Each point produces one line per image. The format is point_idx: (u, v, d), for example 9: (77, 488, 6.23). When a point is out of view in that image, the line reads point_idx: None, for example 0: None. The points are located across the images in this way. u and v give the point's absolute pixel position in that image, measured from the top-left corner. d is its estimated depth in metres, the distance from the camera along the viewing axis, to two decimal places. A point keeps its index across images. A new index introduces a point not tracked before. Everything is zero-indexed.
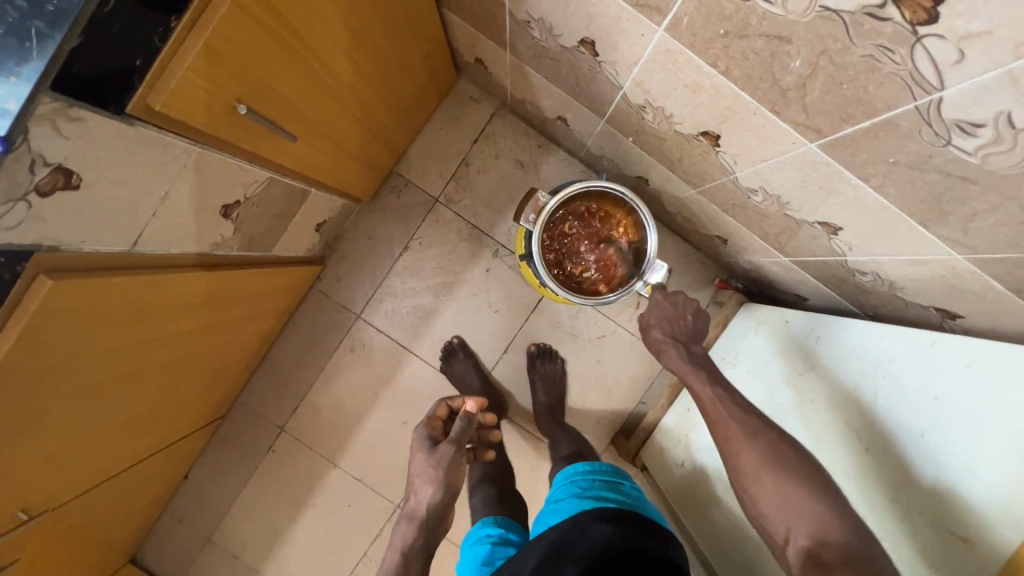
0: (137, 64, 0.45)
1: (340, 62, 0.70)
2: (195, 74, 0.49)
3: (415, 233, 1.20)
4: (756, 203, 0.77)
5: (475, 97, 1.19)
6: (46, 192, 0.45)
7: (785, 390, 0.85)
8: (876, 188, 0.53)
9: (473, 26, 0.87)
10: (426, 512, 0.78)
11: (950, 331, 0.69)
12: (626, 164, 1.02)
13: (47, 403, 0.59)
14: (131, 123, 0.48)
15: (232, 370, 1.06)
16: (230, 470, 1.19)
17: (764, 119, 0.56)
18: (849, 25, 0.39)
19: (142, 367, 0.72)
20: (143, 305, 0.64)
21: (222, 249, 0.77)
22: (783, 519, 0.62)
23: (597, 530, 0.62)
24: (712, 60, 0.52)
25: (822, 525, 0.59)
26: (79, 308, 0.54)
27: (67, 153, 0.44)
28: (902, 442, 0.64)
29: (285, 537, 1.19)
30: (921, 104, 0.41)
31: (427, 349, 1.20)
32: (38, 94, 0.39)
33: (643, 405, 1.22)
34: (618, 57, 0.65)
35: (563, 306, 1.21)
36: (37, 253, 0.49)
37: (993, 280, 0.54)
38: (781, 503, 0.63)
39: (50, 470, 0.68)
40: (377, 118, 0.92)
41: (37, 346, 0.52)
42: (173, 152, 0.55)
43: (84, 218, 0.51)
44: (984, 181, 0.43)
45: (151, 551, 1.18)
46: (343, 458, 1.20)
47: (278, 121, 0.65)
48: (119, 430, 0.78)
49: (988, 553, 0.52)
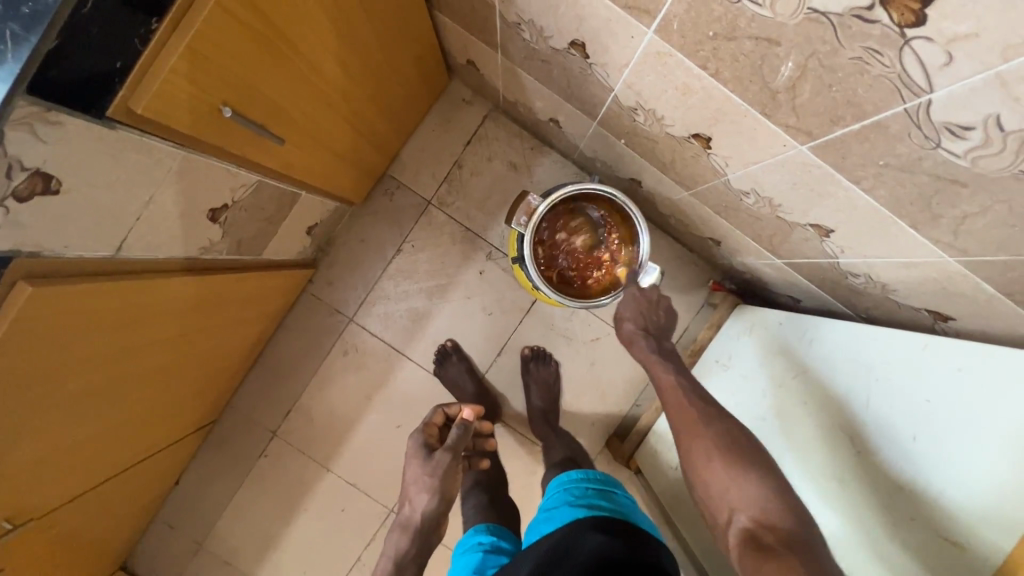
0: (118, 66, 0.44)
1: (328, 64, 0.69)
2: (178, 76, 0.48)
3: (408, 235, 1.19)
4: (748, 205, 0.77)
5: (467, 99, 1.19)
6: (24, 198, 0.44)
7: (778, 393, 0.84)
8: (867, 190, 0.53)
9: (463, 28, 0.87)
10: (421, 520, 0.78)
11: (942, 333, 0.69)
12: (618, 166, 1.01)
13: (29, 411, 0.58)
14: (112, 126, 0.48)
15: (222, 374, 1.05)
16: (221, 475, 1.19)
17: (754, 122, 0.56)
18: (837, 27, 0.38)
19: (128, 373, 0.72)
20: (128, 311, 0.63)
21: (210, 253, 0.76)
22: (742, 510, 0.63)
23: (590, 540, 0.62)
24: (702, 63, 0.52)
25: (787, 520, 0.59)
26: (61, 315, 0.53)
27: (45, 158, 0.44)
28: (893, 445, 0.63)
29: (278, 542, 1.18)
30: (910, 107, 0.40)
31: (420, 352, 1.20)
32: (13, 97, 0.38)
33: (637, 408, 1.21)
34: (609, 59, 0.64)
35: (557, 309, 1.21)
36: (16, 259, 0.48)
37: (984, 282, 0.54)
38: (755, 495, 0.63)
39: (34, 478, 0.68)
40: (367, 120, 0.92)
41: (18, 353, 0.52)
42: (157, 156, 0.55)
43: (64, 223, 0.50)
44: (974, 184, 0.43)
45: (141, 558, 1.17)
46: (336, 463, 1.19)
47: (265, 124, 0.65)
48: (105, 437, 0.77)
49: (980, 558, 0.52)
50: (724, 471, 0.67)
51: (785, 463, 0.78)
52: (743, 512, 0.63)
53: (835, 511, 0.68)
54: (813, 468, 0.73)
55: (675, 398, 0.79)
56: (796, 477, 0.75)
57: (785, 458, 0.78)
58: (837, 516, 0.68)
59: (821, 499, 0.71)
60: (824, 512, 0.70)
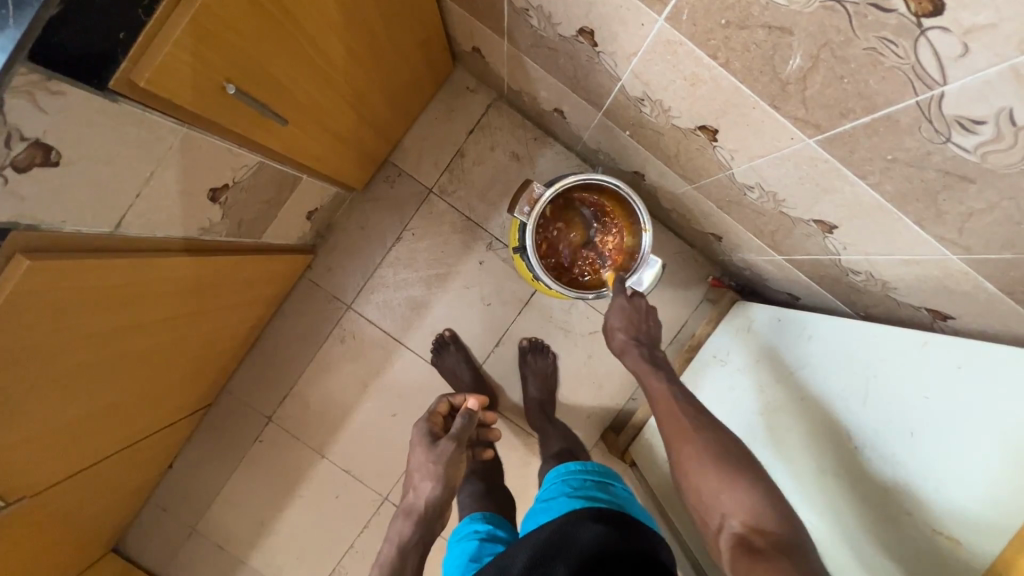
0: (121, 38, 0.44)
1: (332, 45, 0.68)
2: (183, 50, 0.48)
3: (409, 223, 1.19)
4: (751, 200, 0.76)
5: (471, 88, 1.18)
6: (24, 168, 0.44)
7: (776, 390, 0.85)
8: (874, 185, 0.53)
9: (470, 15, 0.86)
10: (425, 505, 0.77)
11: (941, 331, 0.69)
12: (622, 158, 1.01)
13: (23, 390, 0.58)
14: (115, 99, 0.47)
15: (219, 358, 1.04)
16: (215, 460, 1.18)
17: (763, 115, 0.55)
18: (853, 16, 0.38)
19: (125, 352, 0.71)
20: (125, 289, 0.63)
21: (209, 234, 0.76)
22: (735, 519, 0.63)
23: (587, 530, 0.61)
24: (713, 52, 0.52)
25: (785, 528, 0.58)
26: (59, 290, 0.53)
27: (45, 129, 0.43)
28: (891, 442, 0.63)
29: (271, 528, 1.18)
30: (922, 100, 0.40)
31: (417, 341, 1.19)
32: (13, 65, 0.38)
33: (633, 402, 1.22)
34: (617, 48, 0.64)
35: (555, 301, 1.20)
36: (15, 232, 0.47)
37: (986, 281, 0.54)
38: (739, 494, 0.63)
39: (28, 457, 0.67)
40: (370, 106, 0.91)
41: (10, 331, 0.51)
42: (159, 132, 0.54)
43: (64, 196, 0.49)
44: (982, 180, 0.43)
45: (131, 541, 1.17)
46: (330, 450, 1.19)
47: (267, 103, 0.64)
48: (99, 417, 0.77)
49: (966, 559, 0.53)
50: (705, 463, 0.69)
51: (779, 463, 0.79)
52: (737, 524, 0.62)
53: (831, 505, 0.69)
54: (809, 462, 0.74)
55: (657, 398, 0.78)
56: (791, 474, 0.76)
57: (779, 454, 0.79)
58: (827, 509, 0.69)
59: (812, 492, 0.72)
60: (815, 504, 0.72)
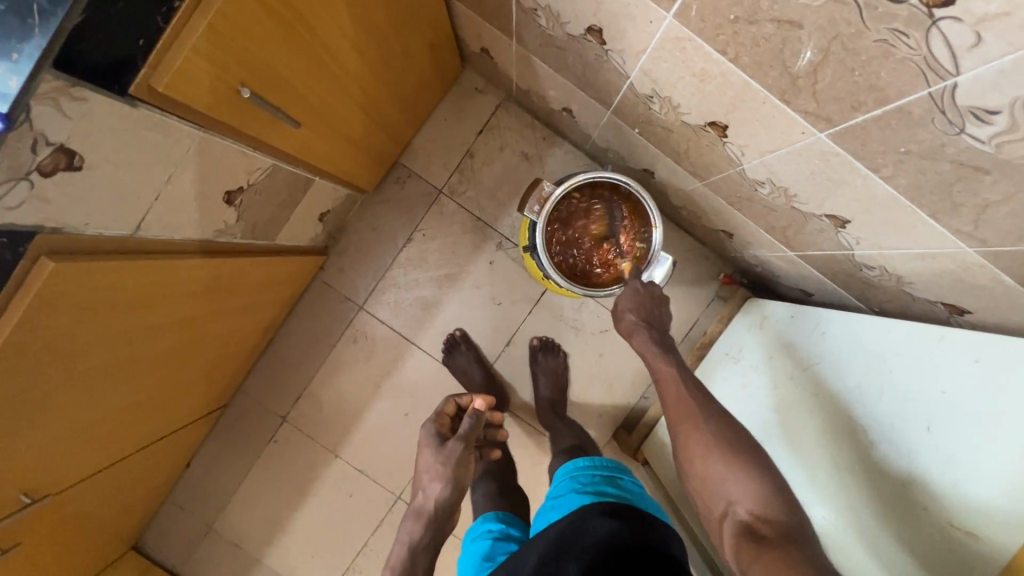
0: (141, 45, 0.45)
1: (343, 49, 0.69)
2: (200, 56, 0.49)
3: (419, 224, 1.19)
4: (762, 196, 0.76)
5: (479, 89, 1.19)
6: (49, 173, 0.45)
7: (790, 386, 0.85)
8: (887, 178, 0.52)
9: (478, 15, 0.87)
10: (434, 507, 0.77)
11: (958, 326, 0.68)
12: (631, 157, 1.01)
13: (46, 389, 0.59)
14: (135, 104, 0.48)
15: (233, 359, 1.05)
16: (231, 460, 1.20)
17: (773, 109, 0.55)
18: (863, 8, 0.38)
19: (143, 353, 0.72)
20: (143, 291, 0.64)
21: (225, 236, 0.77)
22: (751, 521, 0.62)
23: (598, 525, 0.62)
24: (722, 47, 0.52)
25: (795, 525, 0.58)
26: (81, 291, 0.54)
27: (69, 133, 0.44)
28: (907, 438, 0.63)
29: (286, 527, 1.20)
30: (935, 91, 0.40)
31: (429, 341, 1.20)
32: (39, 73, 0.39)
33: (645, 400, 1.22)
34: (625, 45, 0.64)
35: (565, 299, 1.21)
36: (39, 236, 0.48)
37: (1003, 273, 0.54)
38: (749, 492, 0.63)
39: (51, 456, 0.69)
40: (380, 108, 0.92)
41: (34, 332, 0.52)
42: (176, 136, 0.55)
43: (87, 199, 0.50)
44: (997, 170, 0.43)
45: (150, 540, 1.19)
46: (344, 450, 1.20)
47: (282, 107, 0.65)
48: (119, 417, 0.78)
49: (981, 557, 0.53)
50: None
51: (792, 460, 0.79)
52: (743, 505, 0.62)
53: (847, 503, 0.69)
54: (824, 458, 0.73)
55: (668, 396, 0.78)
56: (806, 473, 0.76)
57: (793, 451, 0.79)
58: (841, 506, 0.69)
59: (826, 489, 0.72)
60: (829, 501, 0.71)
